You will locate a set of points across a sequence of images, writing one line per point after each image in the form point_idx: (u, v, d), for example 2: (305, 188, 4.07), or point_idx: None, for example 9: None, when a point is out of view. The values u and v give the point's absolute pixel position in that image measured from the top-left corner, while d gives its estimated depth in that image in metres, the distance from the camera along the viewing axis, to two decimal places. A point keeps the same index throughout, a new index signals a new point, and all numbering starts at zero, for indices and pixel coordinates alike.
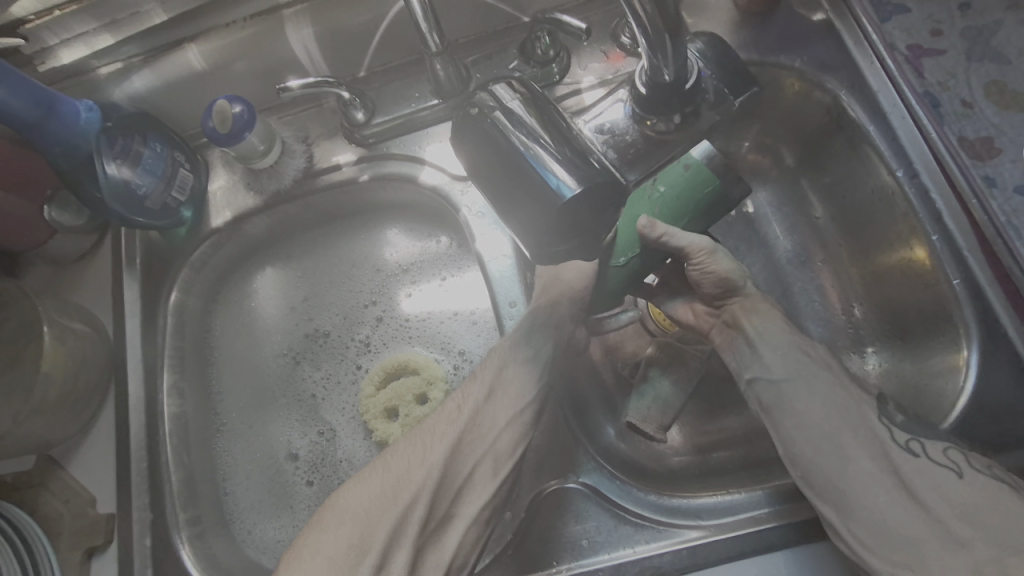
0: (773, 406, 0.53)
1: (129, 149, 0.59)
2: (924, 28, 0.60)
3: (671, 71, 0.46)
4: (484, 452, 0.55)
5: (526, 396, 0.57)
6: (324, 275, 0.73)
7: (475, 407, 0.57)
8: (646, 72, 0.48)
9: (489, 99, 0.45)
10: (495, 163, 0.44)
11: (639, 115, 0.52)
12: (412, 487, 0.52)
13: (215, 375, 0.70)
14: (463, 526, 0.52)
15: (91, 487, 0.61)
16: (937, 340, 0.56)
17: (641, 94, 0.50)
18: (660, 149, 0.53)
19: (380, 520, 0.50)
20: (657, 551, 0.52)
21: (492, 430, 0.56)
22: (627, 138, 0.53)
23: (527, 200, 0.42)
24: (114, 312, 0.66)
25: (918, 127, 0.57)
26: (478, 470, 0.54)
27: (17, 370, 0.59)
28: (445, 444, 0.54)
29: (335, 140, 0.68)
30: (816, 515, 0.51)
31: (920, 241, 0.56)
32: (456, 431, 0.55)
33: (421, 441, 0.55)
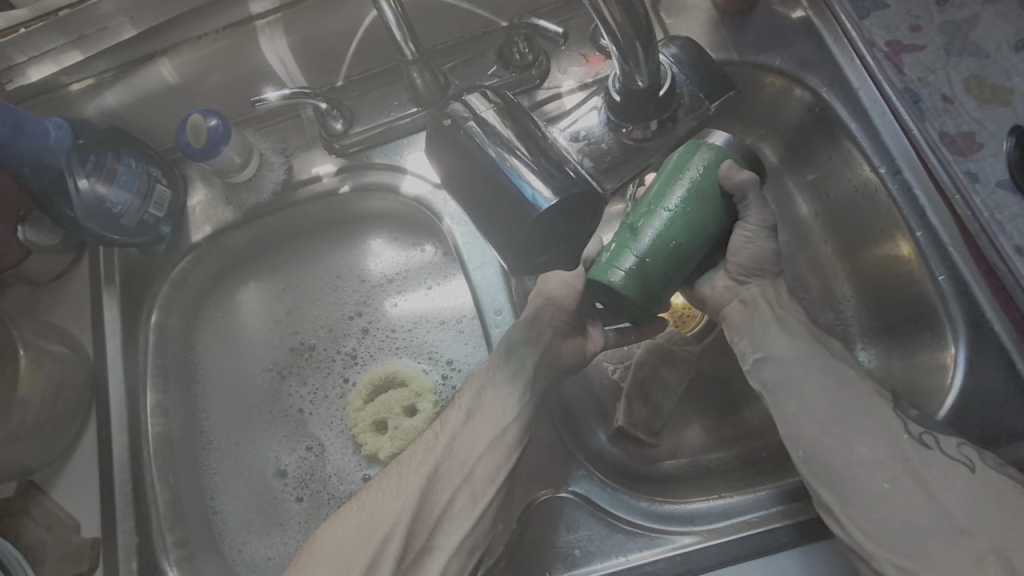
0: (777, 387, 0.52)
1: (102, 166, 0.58)
2: (903, 23, 0.59)
3: (644, 78, 0.45)
4: (462, 480, 0.53)
5: (505, 417, 0.55)
6: (308, 287, 0.72)
7: (453, 433, 0.55)
8: (619, 80, 0.47)
9: (463, 110, 0.44)
10: (468, 174, 0.43)
11: (614, 123, 0.51)
12: (387, 523, 0.50)
13: (200, 392, 0.69)
14: (443, 557, 0.50)
15: (75, 512, 0.60)
16: (923, 337, 0.56)
17: (615, 101, 0.49)
18: (637, 156, 0.52)
19: (355, 557, 0.49)
20: (650, 559, 0.50)
21: (471, 456, 0.53)
22: (603, 146, 0.52)
23: (504, 214, 0.41)
24: (93, 331, 0.64)
25: (900, 123, 0.56)
26: (456, 500, 0.52)
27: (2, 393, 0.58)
28: (420, 477, 0.52)
29: (313, 150, 0.67)
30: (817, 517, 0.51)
31: (905, 236, 0.56)
32: (432, 461, 0.53)
33: (396, 473, 0.53)
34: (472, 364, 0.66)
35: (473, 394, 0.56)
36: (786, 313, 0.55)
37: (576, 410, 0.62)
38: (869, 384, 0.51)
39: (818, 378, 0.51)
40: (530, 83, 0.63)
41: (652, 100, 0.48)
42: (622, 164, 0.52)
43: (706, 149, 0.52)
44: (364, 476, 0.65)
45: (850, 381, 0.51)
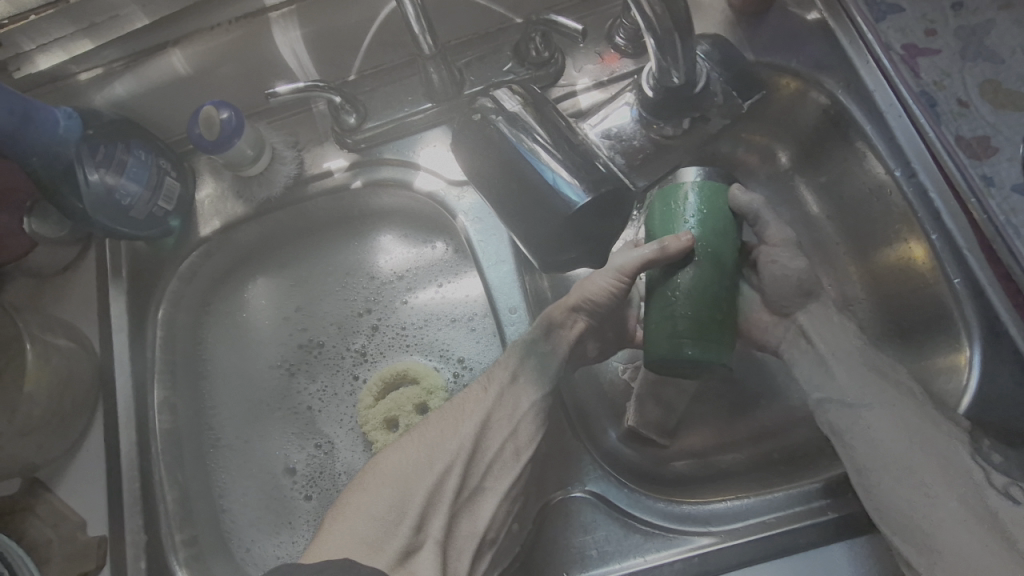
0: (846, 431, 0.51)
1: (113, 156, 0.58)
2: (918, 26, 0.59)
3: (680, 75, 0.52)
4: (512, 430, 0.54)
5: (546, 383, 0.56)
6: (318, 284, 0.71)
7: (501, 388, 0.55)
8: (655, 76, 0.53)
9: (490, 103, 0.43)
10: (499, 169, 0.42)
11: (645, 119, 0.57)
12: (446, 457, 0.52)
13: (207, 389, 0.69)
14: (493, 500, 0.52)
15: (80, 510, 0.59)
16: (937, 340, 0.57)
17: (649, 97, 0.55)
18: (662, 154, 0.59)
19: (415, 483, 0.50)
20: (668, 559, 0.51)
21: (517, 412, 0.55)
22: (635, 143, 0.58)
23: (536, 210, 0.42)
24: (100, 327, 0.64)
25: (915, 126, 0.56)
26: (504, 450, 0.54)
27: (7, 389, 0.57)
28: (473, 419, 0.53)
29: (324, 144, 0.66)
30: (832, 521, 0.51)
31: (918, 239, 0.57)
32: (485, 408, 0.54)
33: (450, 415, 0.54)
34: (484, 362, 0.66)
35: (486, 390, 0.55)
36: (828, 332, 0.56)
37: (589, 409, 0.63)
38: (899, 395, 0.51)
39: (893, 420, 0.50)
40: (545, 80, 0.62)
41: (682, 98, 0.55)
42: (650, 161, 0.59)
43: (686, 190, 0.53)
44: None
45: (882, 387, 0.52)
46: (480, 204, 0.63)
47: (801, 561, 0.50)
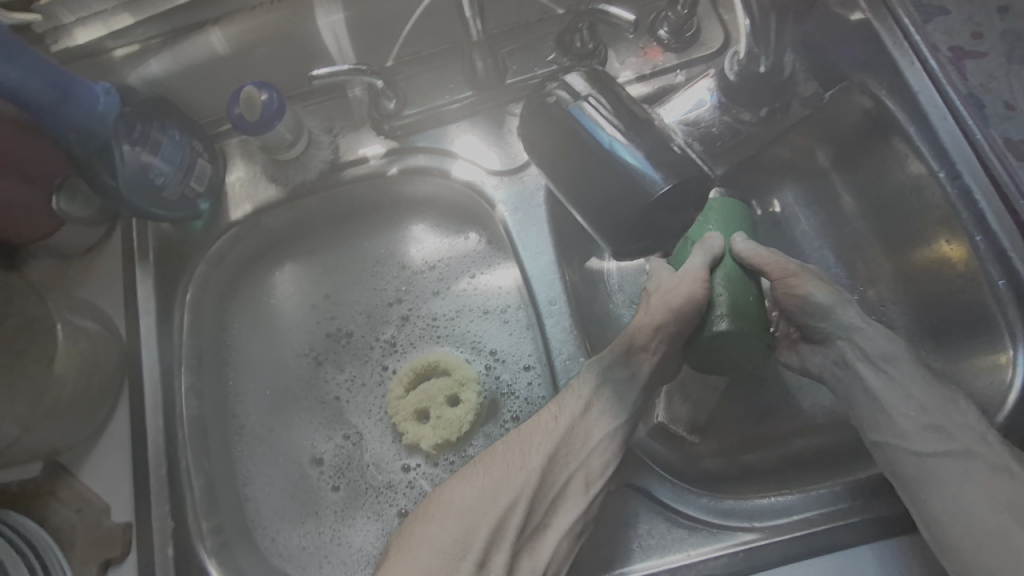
0: (914, 481, 0.49)
1: (148, 136, 0.56)
2: (964, 29, 0.59)
3: (767, 58, 0.53)
4: (579, 466, 0.53)
5: (620, 416, 0.55)
6: (347, 272, 0.70)
7: (571, 420, 0.54)
8: (739, 61, 0.54)
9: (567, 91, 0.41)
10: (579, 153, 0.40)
11: (725, 105, 0.56)
12: (513, 492, 0.51)
13: (232, 376, 0.67)
14: (556, 536, 0.51)
15: (105, 495, 0.58)
16: (977, 341, 0.57)
17: (730, 81, 0.55)
18: (740, 141, 0.57)
19: (480, 519, 0.50)
20: (710, 554, 0.50)
21: (587, 445, 0.54)
22: (713, 130, 0.56)
23: (616, 198, 0.39)
24: (126, 310, 0.62)
25: (961, 128, 0.56)
26: (570, 484, 0.53)
27: (35, 369, 0.56)
28: (541, 454, 0.52)
29: (360, 130, 0.65)
30: (882, 518, 0.51)
31: (960, 240, 0.56)
32: (552, 442, 0.53)
33: (518, 446, 0.53)
34: (516, 354, 0.65)
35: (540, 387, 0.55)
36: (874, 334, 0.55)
37: None
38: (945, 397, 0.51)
39: (969, 466, 0.47)
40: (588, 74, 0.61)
41: (765, 84, 0.54)
42: (726, 150, 0.57)
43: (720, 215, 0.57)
44: (404, 466, 0.64)
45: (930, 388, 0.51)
46: (519, 193, 0.62)
47: (842, 560, 0.50)
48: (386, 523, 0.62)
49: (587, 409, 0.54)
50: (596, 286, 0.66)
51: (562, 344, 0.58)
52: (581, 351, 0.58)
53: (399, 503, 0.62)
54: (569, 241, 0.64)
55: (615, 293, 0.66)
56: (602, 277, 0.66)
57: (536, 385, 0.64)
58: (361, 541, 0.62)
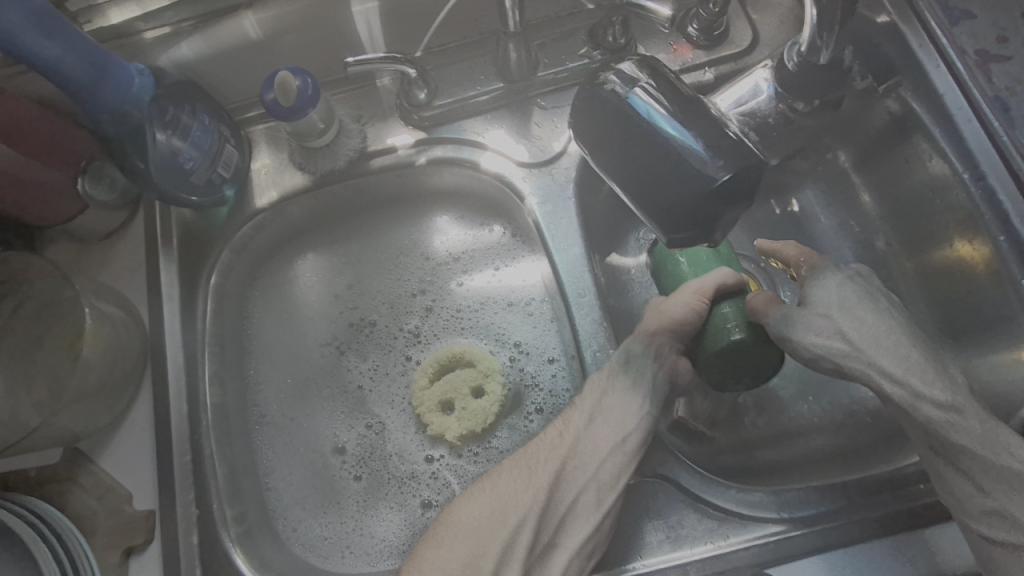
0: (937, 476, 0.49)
1: (178, 121, 0.55)
2: (990, 33, 0.59)
3: (828, 52, 0.54)
4: (586, 481, 0.53)
5: (627, 423, 0.55)
6: (370, 262, 0.70)
7: (575, 435, 0.55)
8: (800, 51, 0.55)
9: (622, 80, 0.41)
10: (635, 139, 0.39)
11: (780, 95, 0.58)
12: (520, 511, 0.52)
13: (253, 364, 0.67)
14: (565, 556, 0.52)
15: (126, 483, 0.57)
16: (999, 338, 0.57)
17: (788, 71, 0.56)
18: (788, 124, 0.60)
19: (489, 538, 0.51)
20: (740, 545, 0.51)
21: (594, 457, 0.54)
22: (768, 119, 0.58)
23: (671, 185, 0.38)
24: (149, 296, 0.61)
25: (986, 130, 0.57)
26: (579, 501, 0.53)
27: (63, 354, 0.56)
28: (548, 471, 0.53)
29: (388, 120, 0.65)
30: (910, 509, 0.51)
31: (984, 241, 0.57)
32: (560, 456, 0.54)
33: (525, 463, 0.54)
34: (541, 347, 0.65)
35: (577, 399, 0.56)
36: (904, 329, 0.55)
37: None
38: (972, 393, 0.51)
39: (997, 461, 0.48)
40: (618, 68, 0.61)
41: (824, 77, 0.56)
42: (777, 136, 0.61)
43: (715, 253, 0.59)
44: (427, 457, 0.63)
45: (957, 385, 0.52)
46: (548, 185, 0.62)
47: (871, 550, 0.50)
48: (409, 513, 0.62)
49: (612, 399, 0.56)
50: (618, 281, 0.67)
51: (589, 338, 0.58)
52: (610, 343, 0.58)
53: (422, 493, 0.62)
54: (593, 236, 0.65)
55: (639, 289, 0.67)
56: (626, 274, 0.67)
57: (560, 377, 0.64)
58: (383, 532, 0.61)
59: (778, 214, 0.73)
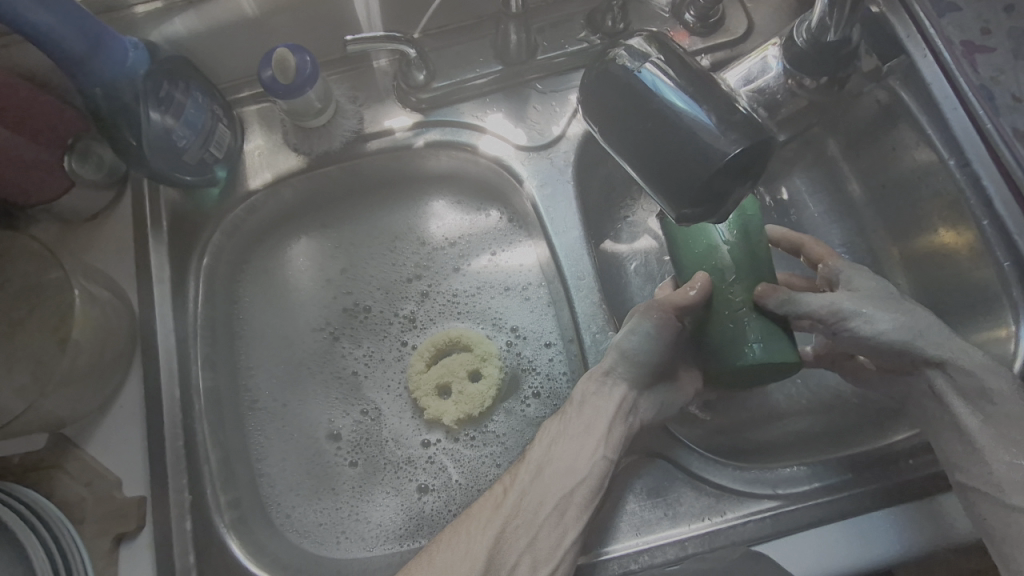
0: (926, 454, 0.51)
1: (172, 99, 0.54)
2: (974, 25, 0.61)
3: (837, 32, 0.54)
4: (529, 543, 0.50)
5: (579, 471, 0.52)
6: (365, 247, 0.69)
7: (522, 490, 0.52)
8: (809, 29, 0.56)
9: (629, 57, 0.41)
10: (643, 113, 0.39)
11: (789, 72, 0.59)
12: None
13: (245, 350, 0.66)
14: None
15: (116, 468, 0.55)
16: (980, 318, 0.58)
17: (797, 49, 0.57)
18: (792, 101, 0.61)
19: None
20: (737, 521, 0.51)
21: (541, 513, 0.51)
22: (775, 95, 0.60)
23: (678, 158, 0.38)
24: (139, 278, 0.60)
25: (971, 118, 0.58)
26: (522, 563, 0.49)
27: (50, 337, 0.54)
28: (489, 532, 0.50)
29: (385, 102, 0.64)
30: (899, 482, 0.52)
31: (969, 226, 0.58)
32: (501, 518, 0.50)
33: (466, 530, 0.51)
34: (538, 331, 0.66)
35: (543, 448, 0.54)
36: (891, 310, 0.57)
37: None
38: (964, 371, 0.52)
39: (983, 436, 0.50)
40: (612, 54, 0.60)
41: (832, 57, 0.56)
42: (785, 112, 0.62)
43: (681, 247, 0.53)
44: (424, 441, 0.63)
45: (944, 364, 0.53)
46: (547, 169, 0.62)
47: (863, 524, 0.51)
48: (405, 498, 0.61)
49: (600, 384, 0.55)
50: (611, 266, 0.67)
51: (587, 320, 0.58)
52: (610, 326, 0.58)
53: (418, 478, 0.62)
54: (590, 222, 0.65)
55: (632, 274, 0.68)
56: (619, 259, 0.68)
57: (557, 361, 0.64)
58: (379, 517, 0.60)
59: (768, 202, 0.74)
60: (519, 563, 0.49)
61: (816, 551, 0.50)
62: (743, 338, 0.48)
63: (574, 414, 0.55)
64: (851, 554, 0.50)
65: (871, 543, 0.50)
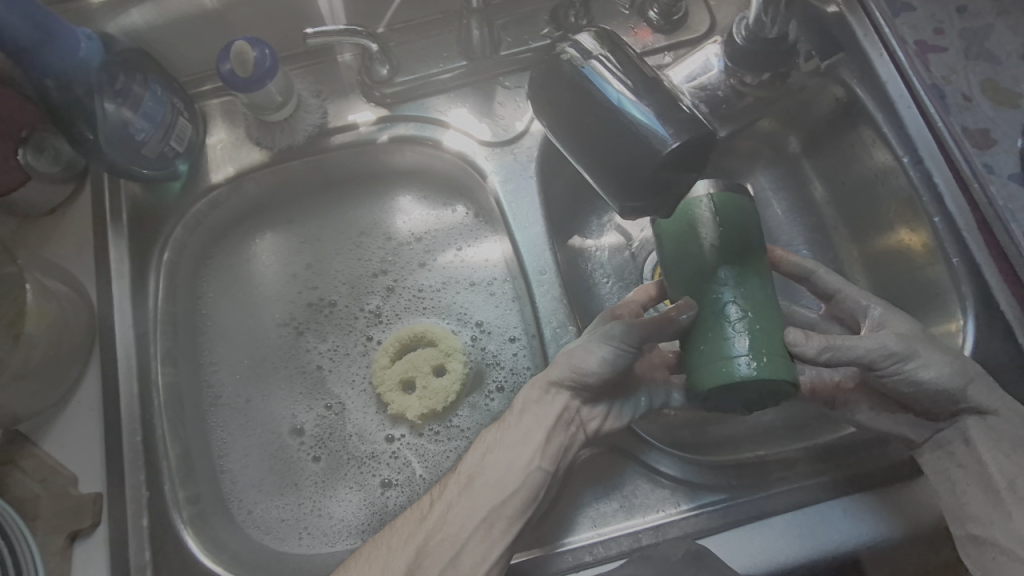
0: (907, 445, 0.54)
1: (129, 91, 0.53)
2: (928, 25, 0.63)
3: (775, 29, 0.57)
4: (453, 554, 0.49)
5: (511, 482, 0.51)
6: (330, 241, 0.69)
7: (450, 502, 0.52)
8: (748, 26, 0.58)
9: (577, 55, 0.42)
10: (587, 113, 0.40)
11: (731, 70, 0.62)
12: None
13: (208, 346, 0.65)
14: None
15: (72, 465, 0.55)
16: (932, 313, 0.59)
17: (739, 47, 0.59)
18: (740, 99, 0.64)
19: None
20: (688, 514, 0.52)
21: (463, 529, 0.50)
22: (718, 92, 0.63)
23: (621, 156, 0.39)
24: (98, 273, 0.59)
25: (925, 116, 0.60)
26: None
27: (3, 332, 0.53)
28: (409, 547, 0.50)
29: (349, 97, 0.64)
30: (851, 472, 0.53)
31: (922, 223, 0.59)
32: (424, 532, 0.51)
33: (386, 542, 0.51)
34: (502, 326, 0.66)
35: (478, 457, 0.54)
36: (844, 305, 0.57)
37: None
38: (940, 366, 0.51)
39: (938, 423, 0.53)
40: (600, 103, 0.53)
41: (772, 52, 0.59)
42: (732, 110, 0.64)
43: (676, 239, 0.46)
44: (388, 436, 0.63)
45: None
46: (510, 165, 0.62)
47: (813, 514, 0.52)
48: (368, 493, 0.61)
49: (542, 393, 0.55)
50: (578, 261, 0.68)
51: (549, 314, 0.58)
52: (571, 321, 0.58)
53: (381, 473, 0.62)
54: (554, 219, 0.65)
55: (598, 269, 0.68)
56: (586, 253, 0.69)
57: (521, 355, 0.65)
58: (342, 512, 0.60)
59: None
60: (477, 557, 0.49)
61: (766, 541, 0.51)
62: (731, 353, 0.42)
63: (533, 413, 0.54)
64: (801, 542, 0.51)
65: (821, 531, 0.51)
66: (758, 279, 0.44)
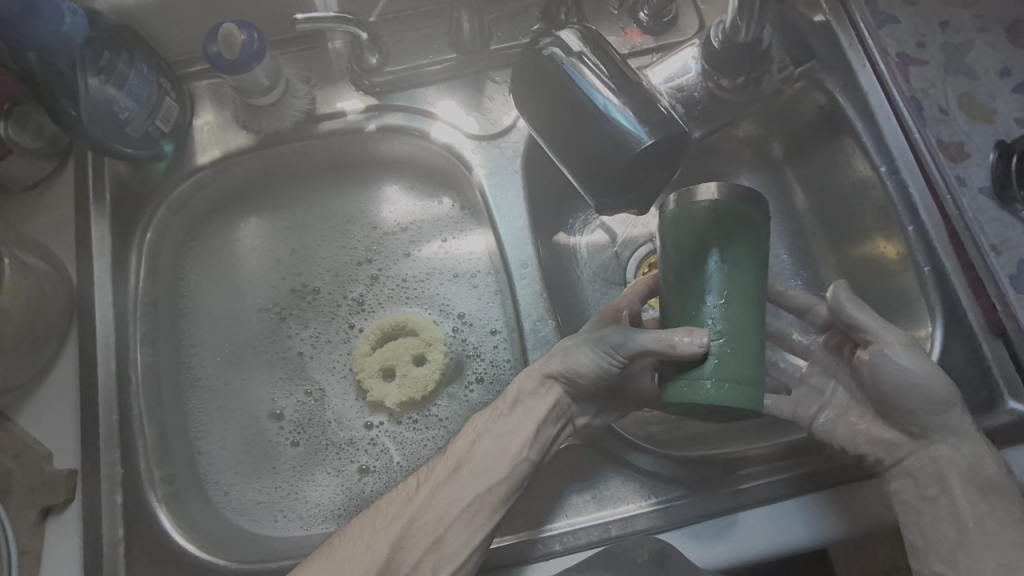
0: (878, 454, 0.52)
1: (114, 68, 0.54)
2: (911, 38, 0.65)
3: (748, 32, 0.58)
4: (436, 538, 0.49)
5: (500, 470, 0.51)
6: (314, 228, 0.69)
7: (434, 486, 0.51)
8: (724, 30, 0.59)
9: (562, 58, 0.46)
10: (572, 114, 0.45)
11: (707, 73, 0.62)
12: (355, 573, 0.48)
13: (188, 327, 0.65)
14: None
15: (46, 440, 0.55)
16: (902, 318, 0.60)
17: (714, 49, 0.61)
18: (718, 101, 0.64)
19: None
20: (653, 507, 0.54)
21: (450, 510, 0.50)
22: (694, 94, 0.63)
23: (604, 153, 0.44)
24: (79, 251, 0.59)
25: (903, 126, 0.62)
26: (425, 559, 0.49)
27: None
28: (392, 527, 0.50)
29: (338, 85, 0.64)
30: (823, 467, 0.54)
31: (896, 232, 0.61)
32: (408, 514, 0.50)
33: (371, 521, 0.51)
34: (483, 318, 0.67)
35: (467, 443, 0.53)
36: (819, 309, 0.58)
37: None
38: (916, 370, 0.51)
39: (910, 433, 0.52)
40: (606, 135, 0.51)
41: (745, 56, 0.60)
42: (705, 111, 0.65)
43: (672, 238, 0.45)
44: (367, 423, 0.64)
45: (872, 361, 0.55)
46: (496, 158, 0.63)
47: (780, 509, 0.53)
48: (345, 478, 0.62)
49: (536, 385, 0.54)
50: (563, 258, 0.68)
51: (529, 308, 0.59)
52: (550, 315, 0.59)
53: (359, 459, 0.62)
54: (538, 213, 0.65)
55: (584, 266, 0.69)
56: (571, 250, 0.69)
57: (502, 348, 0.65)
58: (318, 496, 0.61)
59: None
60: (460, 541, 0.49)
61: (722, 536, 0.52)
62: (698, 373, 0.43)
63: (526, 405, 0.54)
64: (758, 538, 0.52)
65: (792, 523, 0.53)
66: (746, 290, 0.44)
